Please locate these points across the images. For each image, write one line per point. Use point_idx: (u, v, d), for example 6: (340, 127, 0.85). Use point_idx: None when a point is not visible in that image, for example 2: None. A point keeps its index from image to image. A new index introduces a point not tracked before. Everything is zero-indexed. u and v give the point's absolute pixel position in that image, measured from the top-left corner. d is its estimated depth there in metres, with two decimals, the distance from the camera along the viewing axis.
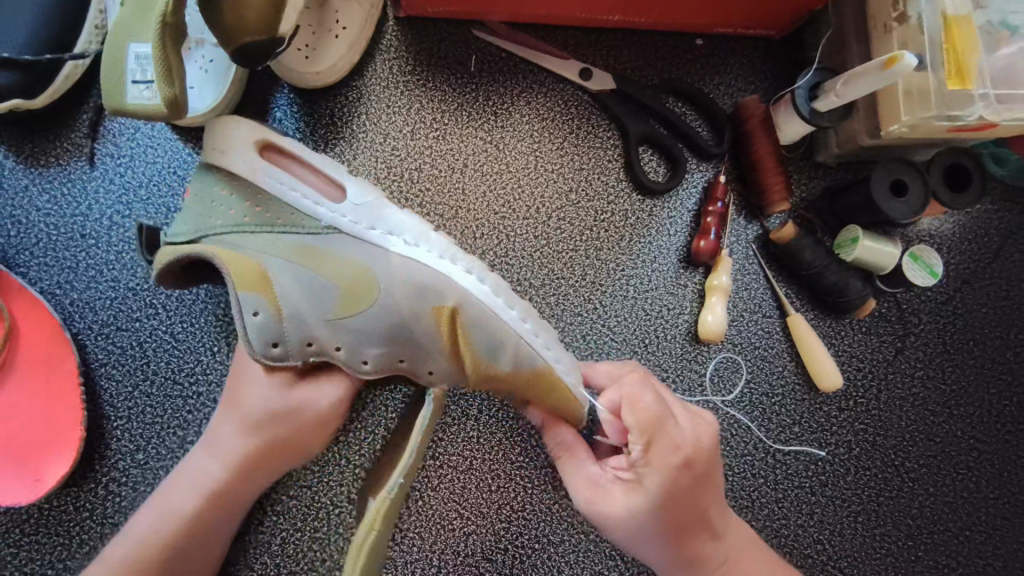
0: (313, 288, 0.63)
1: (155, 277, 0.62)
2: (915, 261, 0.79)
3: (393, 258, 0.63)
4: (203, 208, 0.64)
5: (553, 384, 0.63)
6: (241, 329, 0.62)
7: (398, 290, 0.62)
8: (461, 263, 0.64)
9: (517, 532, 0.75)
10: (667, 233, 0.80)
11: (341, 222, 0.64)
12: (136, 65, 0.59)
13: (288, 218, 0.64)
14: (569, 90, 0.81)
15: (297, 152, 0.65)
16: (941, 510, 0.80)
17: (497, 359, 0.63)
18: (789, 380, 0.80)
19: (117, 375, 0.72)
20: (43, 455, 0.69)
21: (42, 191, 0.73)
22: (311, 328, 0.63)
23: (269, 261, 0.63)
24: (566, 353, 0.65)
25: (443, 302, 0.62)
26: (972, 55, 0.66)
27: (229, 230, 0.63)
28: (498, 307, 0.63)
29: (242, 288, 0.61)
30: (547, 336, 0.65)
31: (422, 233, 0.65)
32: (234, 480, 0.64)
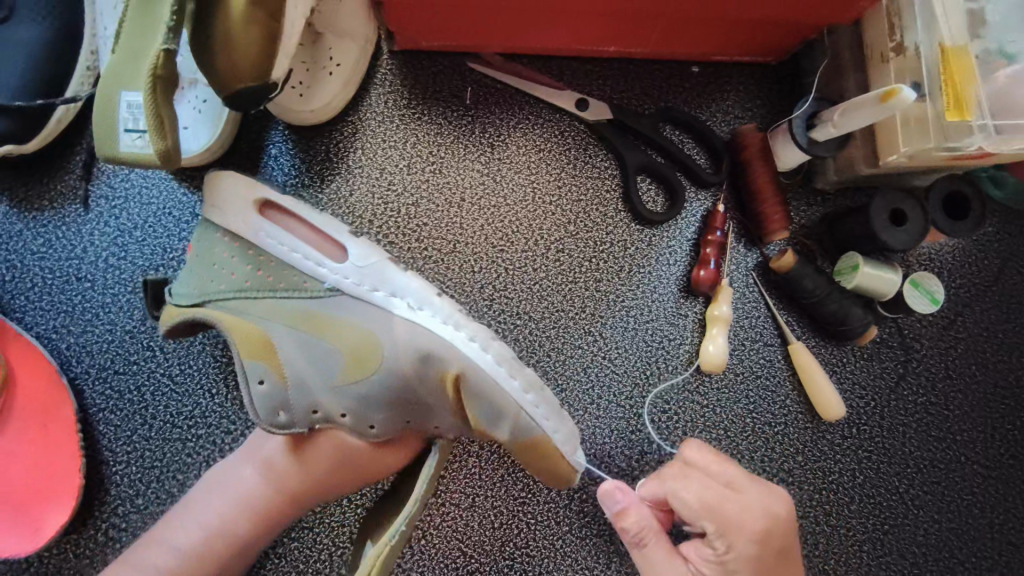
0: (317, 353, 0.63)
1: (164, 334, 0.64)
2: (915, 287, 0.78)
3: (396, 323, 0.63)
4: (208, 271, 0.65)
5: (549, 450, 0.64)
6: (246, 397, 0.63)
7: (402, 356, 0.63)
8: (464, 331, 0.64)
9: (521, 568, 0.74)
10: (667, 263, 0.80)
11: (343, 283, 0.64)
12: (128, 113, 0.57)
13: (291, 282, 0.65)
14: (566, 120, 0.81)
15: (295, 211, 0.66)
16: (947, 537, 0.79)
17: (498, 427, 0.64)
18: (791, 409, 0.79)
19: (115, 419, 0.71)
20: (42, 503, 0.68)
21: (36, 235, 0.72)
22: (316, 394, 0.63)
23: (272, 327, 0.64)
24: (563, 422, 0.66)
25: (446, 368, 0.63)
26: (971, 86, 0.65)
27: (233, 295, 0.64)
28: (500, 377, 0.63)
29: (248, 357, 0.63)
30: (547, 406, 0.65)
31: (425, 298, 0.64)
32: (274, 506, 0.65)
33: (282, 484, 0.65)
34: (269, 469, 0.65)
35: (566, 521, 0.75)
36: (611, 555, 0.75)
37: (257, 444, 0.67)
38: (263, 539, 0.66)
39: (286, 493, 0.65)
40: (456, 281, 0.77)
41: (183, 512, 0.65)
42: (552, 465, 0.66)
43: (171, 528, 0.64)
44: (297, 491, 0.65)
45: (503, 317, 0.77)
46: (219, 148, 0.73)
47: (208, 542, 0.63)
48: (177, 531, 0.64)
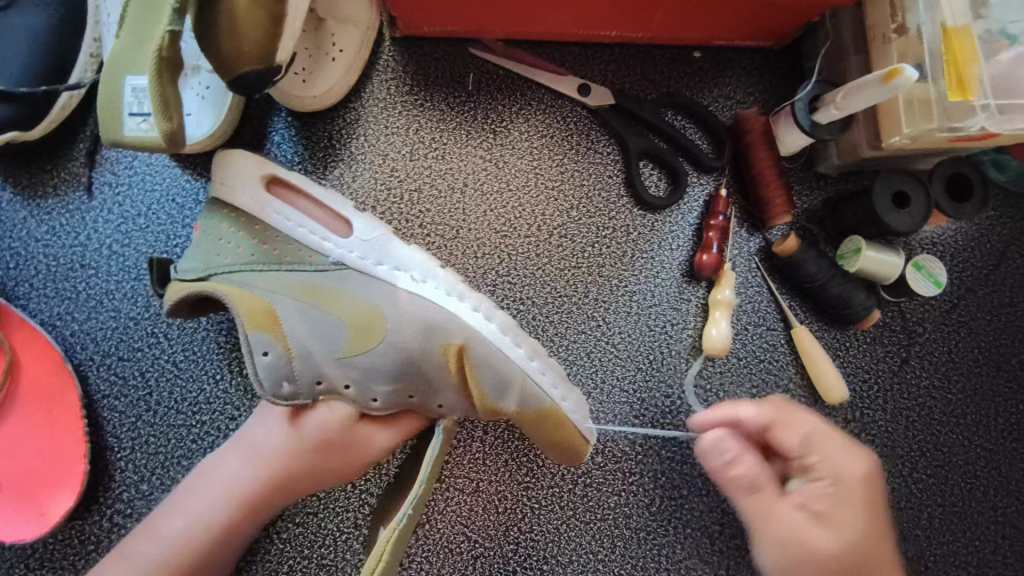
0: (323, 326, 0.64)
1: (166, 312, 0.63)
2: (919, 270, 0.78)
3: (401, 295, 0.65)
4: (212, 248, 0.65)
5: (559, 418, 0.65)
6: (251, 368, 0.62)
7: (407, 329, 0.64)
8: (468, 301, 0.66)
9: (525, 553, 0.74)
10: (669, 248, 0.80)
11: (349, 257, 0.66)
12: (133, 97, 0.60)
13: (296, 257, 0.66)
14: (568, 106, 0.81)
15: (301, 185, 0.67)
16: (950, 520, 0.80)
17: (505, 398, 0.65)
18: (795, 393, 0.79)
19: (120, 406, 0.71)
20: (48, 488, 0.68)
21: (40, 222, 0.72)
22: (321, 366, 0.63)
23: (278, 300, 0.64)
24: (571, 389, 0.67)
25: (451, 339, 0.64)
26: (974, 66, 0.65)
27: (238, 269, 0.64)
28: (505, 347, 0.65)
29: (252, 327, 0.62)
30: (553, 374, 0.66)
31: (429, 271, 0.66)
32: (264, 497, 0.63)
33: (273, 474, 0.63)
34: (261, 460, 0.63)
35: (570, 506, 0.75)
36: (615, 539, 0.75)
37: (245, 434, 0.65)
38: (249, 531, 0.64)
39: (277, 483, 0.63)
40: (459, 266, 0.78)
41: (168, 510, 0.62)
42: (557, 437, 0.66)
43: (154, 521, 0.61)
44: (287, 480, 0.64)
45: (506, 303, 0.78)
46: (217, 140, 0.73)
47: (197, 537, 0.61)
48: (161, 523, 0.61)
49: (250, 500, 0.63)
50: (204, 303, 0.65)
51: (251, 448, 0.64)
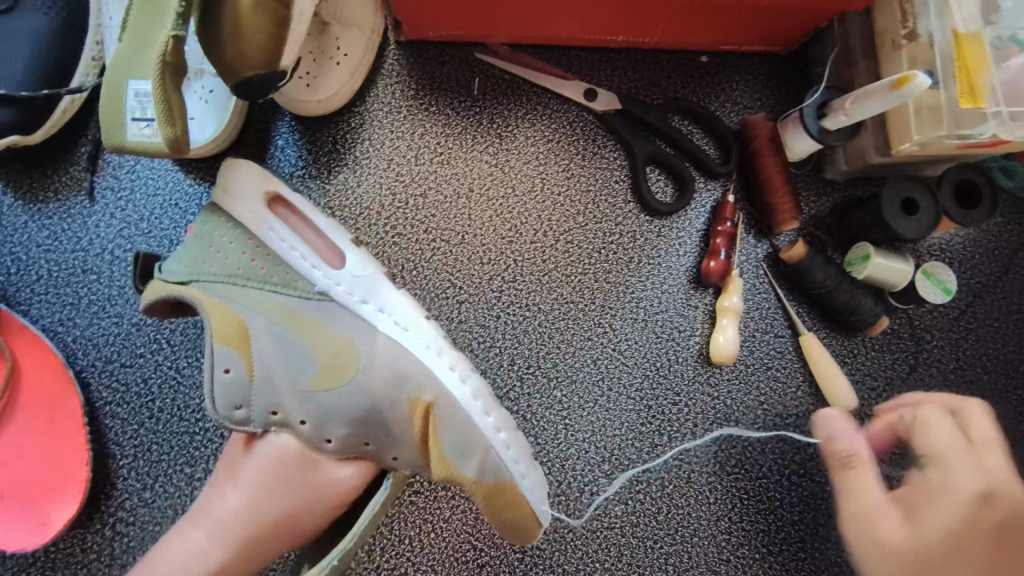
0: (293, 356, 0.63)
1: (142, 309, 0.61)
2: (928, 277, 0.78)
3: (380, 340, 0.65)
4: (197, 250, 0.64)
5: (513, 495, 0.64)
6: (208, 383, 0.61)
7: (377, 376, 0.63)
8: (446, 359, 0.66)
9: (531, 562, 0.74)
10: (676, 254, 0.79)
11: (335, 289, 0.65)
12: (135, 102, 0.57)
13: (284, 277, 0.65)
14: (574, 111, 0.80)
15: (301, 209, 0.66)
16: None
17: (464, 463, 0.64)
18: (803, 400, 0.79)
19: (122, 413, 0.70)
20: (49, 496, 0.68)
21: (42, 227, 0.72)
22: (279, 395, 0.62)
23: (252, 320, 0.63)
24: (534, 469, 0.65)
25: (419, 396, 0.63)
26: (985, 72, 0.65)
27: (220, 280, 0.63)
28: (475, 414, 0.64)
29: (220, 342, 0.61)
30: (518, 447, 0.65)
31: (412, 319, 0.66)
32: (226, 565, 0.59)
33: (226, 537, 0.59)
34: (208, 524, 0.60)
35: (577, 515, 0.75)
36: (622, 547, 0.75)
37: (200, 507, 0.61)
38: None
39: (238, 546, 0.60)
40: (465, 272, 0.77)
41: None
42: (507, 512, 0.65)
43: None
44: (256, 541, 0.60)
45: (512, 310, 0.77)
46: (220, 145, 0.72)
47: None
48: None
49: (207, 573, 0.58)
50: (181, 306, 0.64)
51: (197, 515, 0.61)
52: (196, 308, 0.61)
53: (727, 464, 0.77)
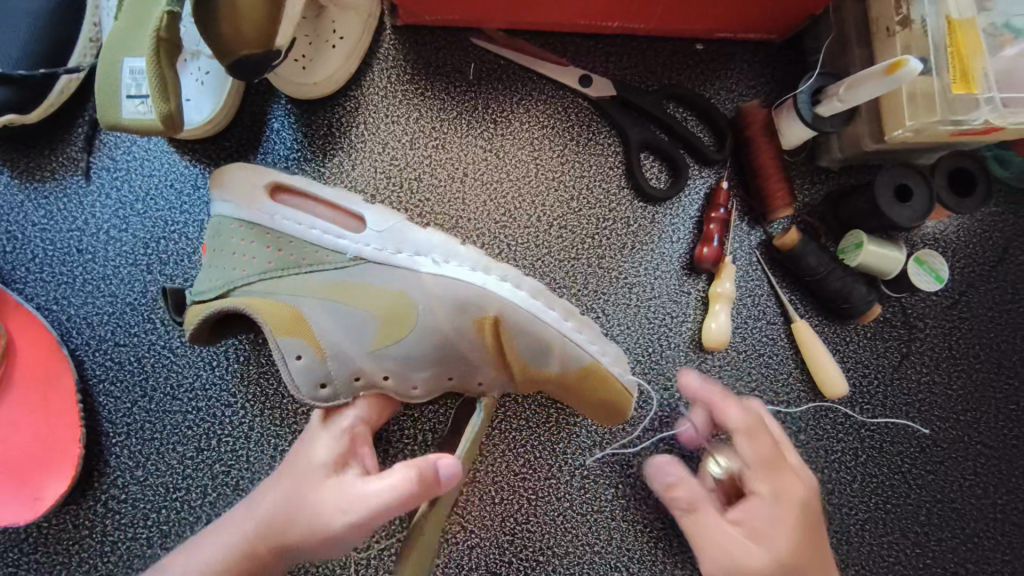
0: (352, 323, 0.63)
1: (188, 337, 0.61)
2: (920, 265, 0.78)
3: (426, 279, 0.64)
4: (222, 265, 0.64)
5: (601, 371, 0.66)
6: (286, 373, 0.61)
7: (437, 310, 0.64)
8: (494, 273, 0.66)
9: (522, 544, 0.74)
10: (669, 240, 0.80)
11: (366, 251, 0.65)
12: (131, 80, 0.60)
13: (314, 258, 0.65)
14: (569, 97, 0.80)
15: (306, 189, 0.67)
16: (949, 517, 0.79)
17: (545, 360, 0.65)
18: (794, 387, 0.79)
19: (115, 391, 0.71)
20: (43, 472, 0.68)
21: (38, 207, 0.72)
22: (355, 361, 0.63)
23: (303, 303, 0.63)
24: (606, 344, 0.68)
25: (483, 312, 0.64)
26: (978, 58, 0.65)
27: (257, 280, 0.63)
28: (537, 310, 0.65)
29: (282, 335, 0.61)
30: (589, 331, 0.67)
31: (450, 250, 0.66)
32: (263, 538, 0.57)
33: (265, 528, 0.58)
34: (252, 508, 0.60)
35: (567, 498, 0.75)
36: (612, 531, 0.75)
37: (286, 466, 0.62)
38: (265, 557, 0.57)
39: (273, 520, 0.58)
40: None
41: (179, 554, 0.60)
42: (604, 395, 0.67)
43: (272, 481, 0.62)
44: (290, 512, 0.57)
45: None
46: (215, 128, 0.73)
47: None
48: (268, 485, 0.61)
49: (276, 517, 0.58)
50: (225, 324, 0.63)
51: (254, 495, 0.61)
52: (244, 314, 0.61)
53: None
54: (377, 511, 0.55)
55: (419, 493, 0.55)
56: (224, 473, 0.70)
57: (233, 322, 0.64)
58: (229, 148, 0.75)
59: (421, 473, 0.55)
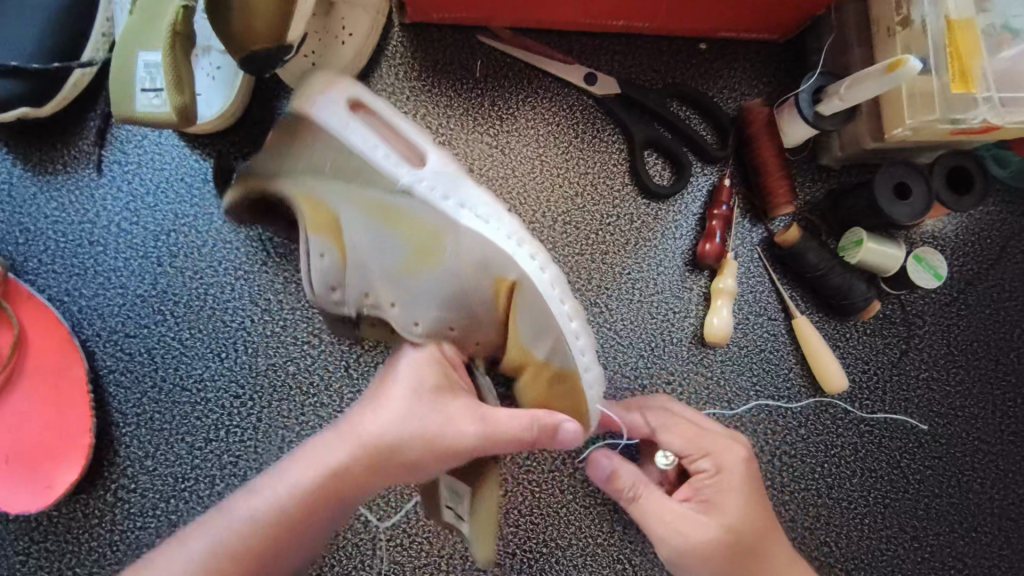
0: (383, 245, 0.65)
1: (227, 202, 0.67)
2: (919, 262, 0.80)
3: (465, 229, 0.64)
4: (279, 149, 0.68)
5: (578, 381, 0.65)
6: (306, 268, 0.65)
7: (461, 261, 0.64)
8: (526, 247, 0.64)
9: (525, 536, 0.75)
10: (672, 237, 0.81)
11: (418, 186, 0.64)
12: (144, 74, 0.61)
13: (366, 172, 0.65)
14: (574, 95, 0.81)
15: (384, 116, 0.68)
16: (947, 511, 0.80)
17: (537, 343, 0.65)
18: (795, 383, 0.80)
19: (125, 382, 0.72)
20: (53, 462, 0.69)
21: (50, 199, 0.73)
22: (372, 281, 0.65)
23: (341, 208, 0.65)
24: (596, 360, 0.65)
25: (504, 276, 0.64)
26: (975, 58, 0.67)
27: (309, 174, 0.66)
28: (551, 299, 0.64)
29: (313, 231, 0.65)
30: (586, 339, 0.65)
31: (494, 212, 0.65)
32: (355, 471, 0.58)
33: (368, 448, 0.58)
34: (350, 430, 0.59)
35: (571, 490, 0.76)
36: (614, 523, 0.76)
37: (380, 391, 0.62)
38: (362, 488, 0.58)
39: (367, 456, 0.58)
40: None
41: (269, 472, 0.59)
42: (566, 404, 0.67)
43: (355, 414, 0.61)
44: (389, 448, 0.58)
45: None
46: (227, 121, 0.73)
47: (270, 514, 0.56)
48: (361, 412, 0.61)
49: (379, 446, 0.58)
50: (264, 200, 0.68)
51: (348, 416, 0.61)
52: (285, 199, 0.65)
53: None
54: (486, 445, 0.57)
55: (535, 441, 0.60)
56: (232, 463, 0.71)
57: (269, 202, 0.68)
58: (238, 142, 0.76)
59: (546, 420, 0.59)
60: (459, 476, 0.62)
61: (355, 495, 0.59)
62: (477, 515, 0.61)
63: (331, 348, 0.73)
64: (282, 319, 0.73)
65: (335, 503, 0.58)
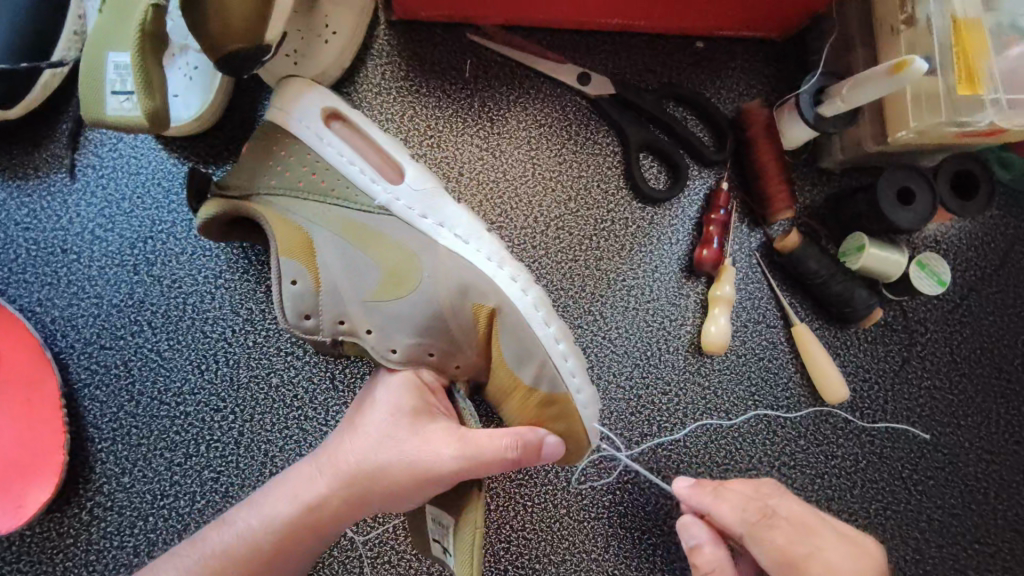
0: (359, 267, 0.63)
1: (198, 226, 0.62)
2: (922, 268, 0.77)
3: (444, 249, 0.63)
4: (252, 167, 0.65)
5: (567, 405, 0.63)
6: (278, 293, 0.62)
7: (441, 281, 0.62)
8: (507, 268, 0.64)
9: (517, 552, 0.73)
10: (668, 242, 0.78)
11: (395, 205, 0.64)
12: (115, 75, 0.58)
13: (343, 192, 0.64)
14: (567, 95, 0.79)
15: (361, 128, 0.67)
16: (950, 523, 0.78)
17: (521, 368, 0.62)
18: (794, 392, 0.78)
19: (101, 395, 0.69)
20: (25, 479, 0.66)
21: (21, 205, 0.70)
22: (347, 304, 0.63)
23: (316, 230, 0.63)
24: (588, 381, 0.64)
25: (483, 300, 0.62)
26: (982, 59, 0.64)
27: (283, 192, 0.64)
28: (534, 321, 0.62)
29: (286, 255, 0.61)
30: (576, 361, 0.63)
31: (473, 231, 0.65)
32: (334, 500, 0.58)
33: (346, 478, 0.58)
34: (328, 461, 0.60)
35: (564, 505, 0.74)
36: (609, 538, 0.74)
37: (360, 415, 0.62)
38: (342, 518, 0.59)
39: (347, 484, 0.58)
40: None
41: (247, 504, 0.60)
42: (558, 427, 0.64)
43: (340, 437, 0.61)
44: (366, 476, 0.58)
45: None
46: (206, 123, 0.71)
47: (248, 546, 0.57)
48: (344, 438, 0.61)
49: (356, 474, 0.58)
50: (234, 223, 0.64)
51: (327, 447, 0.61)
52: (258, 221, 0.62)
53: (716, 455, 0.76)
54: (464, 469, 0.56)
55: (520, 461, 0.58)
56: (213, 480, 0.69)
57: (241, 223, 0.65)
58: (218, 144, 0.72)
59: (532, 440, 0.59)
60: (445, 505, 0.61)
61: (341, 524, 0.59)
62: (460, 543, 0.58)
63: (315, 359, 0.71)
64: (264, 330, 0.71)
65: (317, 533, 0.58)
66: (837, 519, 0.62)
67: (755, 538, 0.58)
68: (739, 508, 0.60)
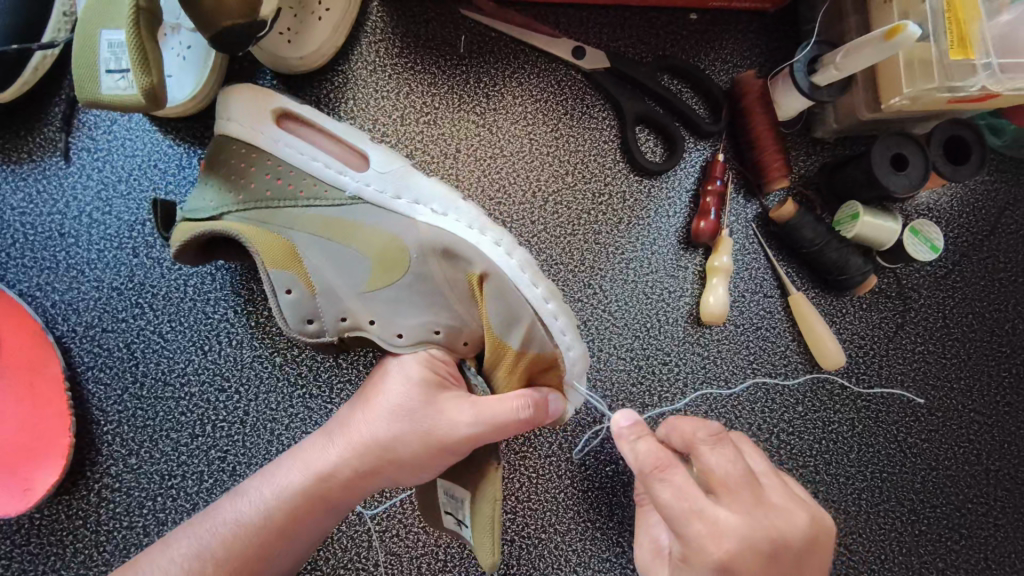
0: (347, 262, 0.64)
1: (173, 255, 0.62)
2: (915, 235, 0.77)
3: (421, 226, 0.63)
4: (242, 152, 0.66)
5: (558, 364, 0.63)
6: (275, 306, 0.63)
7: (425, 261, 0.63)
8: (490, 234, 0.63)
9: (523, 522, 0.74)
10: (666, 215, 0.79)
11: (366, 191, 0.65)
12: (110, 54, 0.57)
13: (312, 191, 0.65)
14: (562, 70, 0.79)
15: (312, 120, 0.67)
16: (944, 483, 0.80)
17: (510, 334, 0.62)
18: (792, 359, 0.79)
19: (105, 377, 0.69)
20: (33, 463, 0.67)
21: (16, 189, 0.70)
22: (343, 301, 0.64)
23: (295, 237, 0.64)
24: (578, 338, 0.63)
25: (470, 269, 0.63)
26: (974, 23, 0.64)
27: (251, 206, 0.64)
28: (521, 282, 0.62)
29: (274, 267, 0.63)
30: (566, 319, 0.63)
31: (450, 202, 0.64)
32: (348, 470, 0.59)
33: (360, 448, 0.59)
34: (343, 431, 0.60)
35: (568, 475, 0.75)
36: (613, 506, 0.75)
37: (373, 389, 0.62)
38: (354, 488, 0.59)
39: (360, 455, 0.59)
40: None
41: (259, 475, 0.61)
42: (550, 379, 0.65)
43: (354, 410, 0.62)
44: (381, 446, 0.59)
45: None
46: (201, 104, 0.70)
47: (258, 517, 0.57)
48: (358, 411, 0.61)
49: (369, 446, 0.59)
50: (213, 245, 0.64)
51: (342, 419, 0.62)
52: (236, 239, 0.62)
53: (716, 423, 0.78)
54: (480, 436, 0.57)
55: (534, 420, 0.59)
56: (219, 459, 0.69)
57: (221, 245, 0.65)
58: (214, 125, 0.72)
59: (532, 402, 0.59)
60: (457, 478, 0.62)
61: (352, 497, 0.60)
62: (478, 514, 0.60)
63: None
64: (266, 309, 0.71)
65: (332, 503, 0.59)
66: (784, 496, 0.52)
67: (651, 488, 0.52)
68: (648, 454, 0.53)
